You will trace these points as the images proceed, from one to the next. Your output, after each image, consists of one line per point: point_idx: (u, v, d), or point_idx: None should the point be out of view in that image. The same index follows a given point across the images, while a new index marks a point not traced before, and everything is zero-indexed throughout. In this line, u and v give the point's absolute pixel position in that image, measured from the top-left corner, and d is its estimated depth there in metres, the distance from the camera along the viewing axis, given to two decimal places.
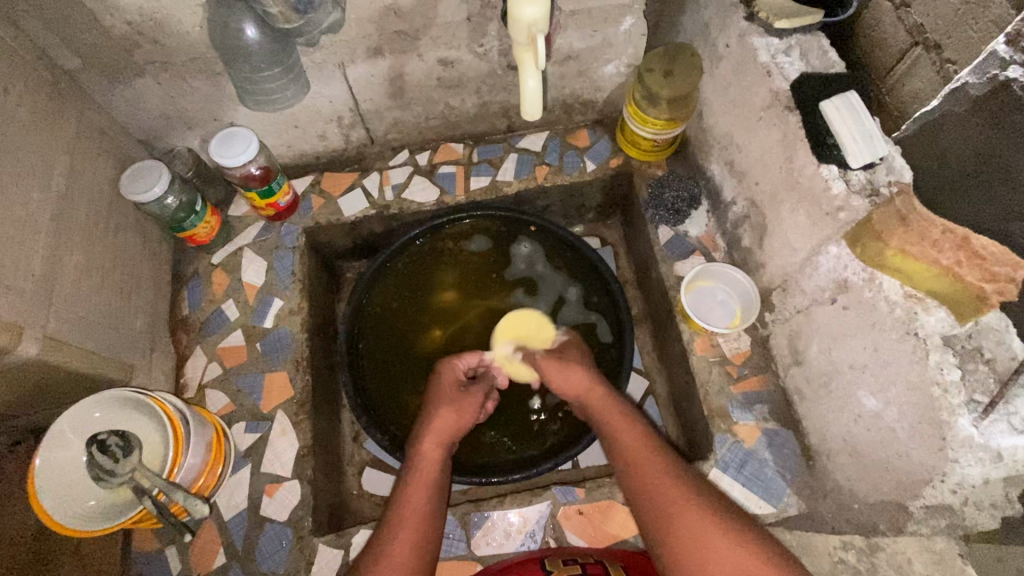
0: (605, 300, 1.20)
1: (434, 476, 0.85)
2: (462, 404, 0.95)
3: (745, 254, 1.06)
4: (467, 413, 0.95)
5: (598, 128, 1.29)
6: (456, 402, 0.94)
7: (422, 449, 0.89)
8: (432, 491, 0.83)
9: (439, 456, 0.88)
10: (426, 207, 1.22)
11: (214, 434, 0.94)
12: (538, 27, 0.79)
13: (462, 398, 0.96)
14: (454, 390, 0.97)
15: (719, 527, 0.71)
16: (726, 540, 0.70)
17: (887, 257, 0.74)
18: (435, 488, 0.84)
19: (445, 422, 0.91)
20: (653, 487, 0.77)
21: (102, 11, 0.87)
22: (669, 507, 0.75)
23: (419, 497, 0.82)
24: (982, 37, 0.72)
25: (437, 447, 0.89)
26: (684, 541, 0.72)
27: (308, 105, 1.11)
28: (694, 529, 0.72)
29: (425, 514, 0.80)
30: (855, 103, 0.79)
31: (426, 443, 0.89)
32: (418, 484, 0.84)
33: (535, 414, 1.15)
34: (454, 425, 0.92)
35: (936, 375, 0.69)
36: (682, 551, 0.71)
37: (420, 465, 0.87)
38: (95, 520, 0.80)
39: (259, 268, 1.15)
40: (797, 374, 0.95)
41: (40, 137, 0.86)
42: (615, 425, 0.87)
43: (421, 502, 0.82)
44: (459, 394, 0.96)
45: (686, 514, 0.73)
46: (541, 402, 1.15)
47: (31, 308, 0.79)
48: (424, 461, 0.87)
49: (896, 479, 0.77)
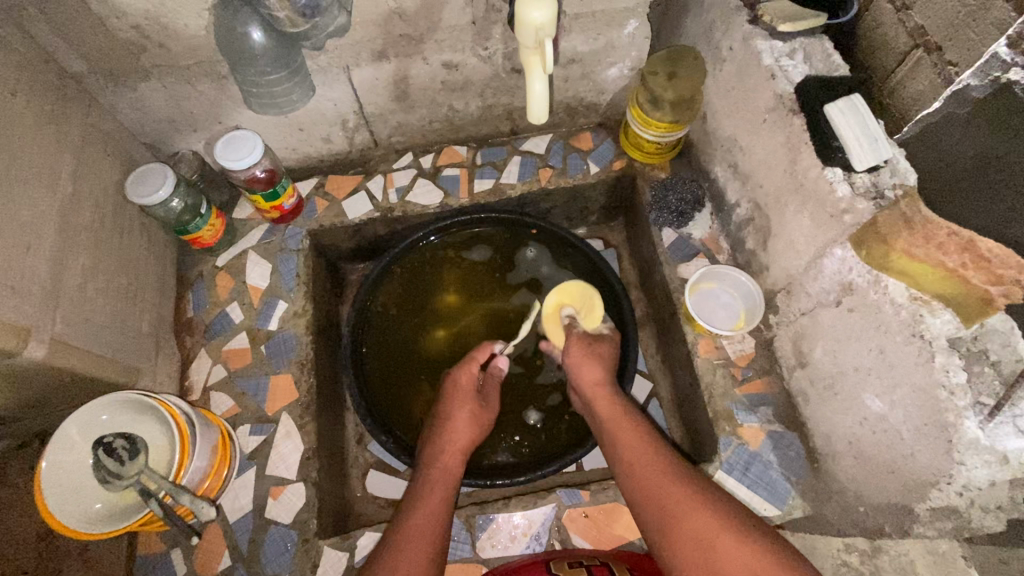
0: (606, 292, 1.20)
1: (447, 483, 0.87)
2: (475, 413, 0.97)
3: (749, 256, 1.06)
4: (481, 424, 0.97)
5: (601, 131, 1.29)
6: (470, 410, 0.97)
7: (435, 457, 0.90)
8: (445, 501, 0.84)
9: (453, 465, 0.90)
10: (430, 209, 1.22)
11: (220, 436, 0.95)
12: (545, 31, 0.79)
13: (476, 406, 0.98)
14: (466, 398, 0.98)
15: (727, 524, 0.71)
16: (735, 539, 0.70)
17: (892, 260, 0.74)
18: (448, 495, 0.85)
19: (459, 431, 0.94)
20: (661, 488, 0.77)
21: (108, 15, 0.88)
22: (677, 505, 0.75)
23: (433, 501, 0.83)
24: (982, 40, 0.69)
25: (453, 458, 0.91)
26: (690, 539, 0.72)
27: (313, 108, 1.12)
28: (702, 527, 0.72)
29: (438, 518, 0.81)
30: (860, 104, 0.78)
31: (441, 451, 0.91)
32: (431, 490, 0.85)
33: (535, 426, 1.14)
34: (468, 435, 0.94)
35: (941, 378, 0.70)
36: (689, 549, 0.71)
37: (433, 472, 0.88)
38: (101, 523, 0.80)
39: (263, 271, 1.15)
40: (801, 376, 0.96)
41: (47, 140, 0.87)
42: (626, 430, 0.87)
43: (434, 505, 0.82)
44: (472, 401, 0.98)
45: (695, 513, 0.73)
46: (537, 416, 1.15)
47: (38, 311, 0.79)
48: (438, 468, 0.89)
49: (903, 481, 0.77)
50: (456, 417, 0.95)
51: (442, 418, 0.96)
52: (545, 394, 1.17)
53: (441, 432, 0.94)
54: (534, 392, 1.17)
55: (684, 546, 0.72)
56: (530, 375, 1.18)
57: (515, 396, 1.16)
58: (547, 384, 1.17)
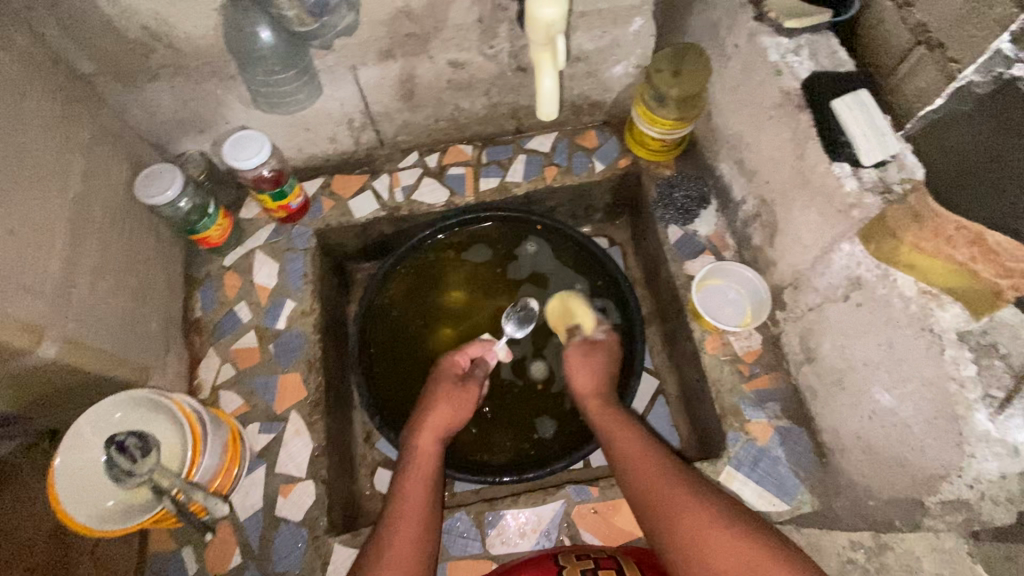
0: (610, 284, 1.20)
1: (429, 471, 0.86)
2: (460, 399, 0.96)
3: (756, 252, 1.06)
4: (465, 409, 0.96)
5: (606, 128, 1.30)
6: (453, 394, 0.96)
7: (413, 442, 0.89)
8: (429, 487, 0.84)
9: (433, 450, 0.89)
10: (436, 207, 1.23)
11: (231, 434, 0.95)
12: (555, 27, 0.79)
13: (460, 392, 0.97)
14: (451, 384, 0.97)
15: (719, 520, 0.71)
16: (731, 535, 0.70)
17: (901, 253, 0.74)
18: (431, 482, 0.85)
19: (440, 417, 0.92)
20: (660, 487, 0.77)
21: (117, 15, 0.88)
22: (670, 504, 0.75)
23: (415, 491, 0.83)
24: (985, 37, 0.69)
25: (432, 440, 0.90)
26: (688, 538, 0.71)
27: (320, 107, 1.12)
28: (694, 524, 0.72)
29: (424, 507, 0.81)
30: (867, 101, 0.80)
31: (420, 436, 0.90)
32: (413, 480, 0.84)
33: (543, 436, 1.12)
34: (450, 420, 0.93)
35: (952, 370, 0.70)
36: (682, 549, 0.71)
37: (415, 460, 0.87)
38: (115, 519, 0.80)
39: (271, 270, 1.15)
40: (809, 371, 0.96)
41: (57, 139, 0.87)
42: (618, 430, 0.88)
43: (417, 492, 0.83)
44: (455, 387, 0.97)
45: (690, 515, 0.73)
46: (555, 431, 1.13)
47: (49, 309, 0.80)
48: (418, 454, 0.88)
49: (911, 475, 0.77)
50: (438, 404, 0.94)
51: (423, 403, 0.95)
52: (553, 404, 1.15)
53: (421, 418, 0.92)
54: (535, 393, 1.17)
55: (678, 542, 0.72)
56: (531, 382, 1.18)
57: (525, 398, 1.16)
58: (539, 381, 1.17)
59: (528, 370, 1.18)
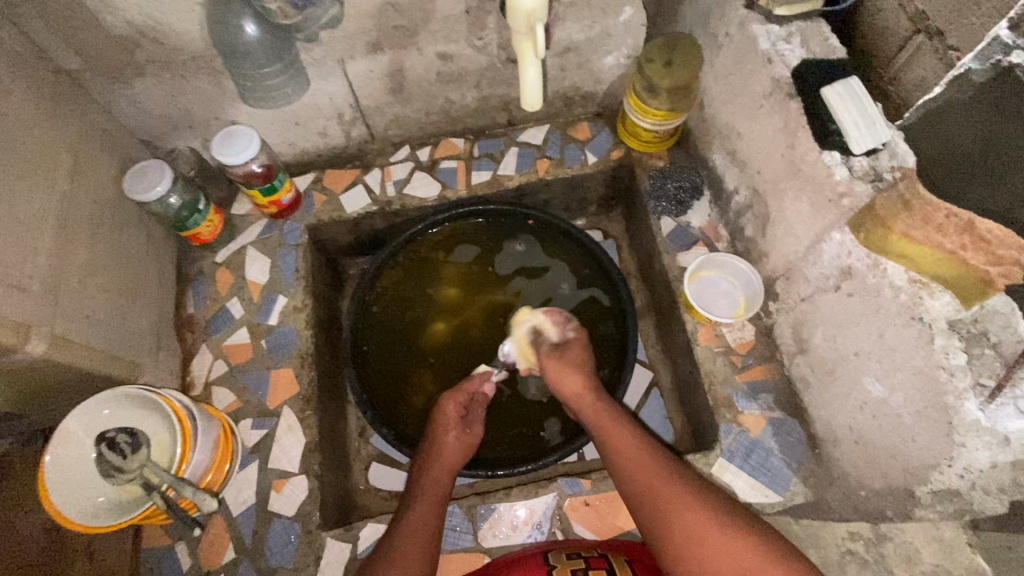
0: (597, 270, 1.21)
1: (433, 504, 0.86)
2: (460, 438, 0.95)
3: (749, 243, 1.06)
4: (465, 449, 0.95)
5: (598, 120, 1.29)
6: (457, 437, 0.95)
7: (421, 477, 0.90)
8: (436, 520, 0.84)
9: (438, 484, 0.89)
10: (427, 202, 1.22)
11: (222, 429, 0.95)
12: (536, 16, 0.78)
13: (463, 433, 0.96)
14: (450, 421, 0.96)
15: (716, 521, 0.71)
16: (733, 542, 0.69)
17: (891, 242, 0.73)
18: (436, 513, 0.85)
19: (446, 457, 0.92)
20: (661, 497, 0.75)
21: (103, 11, 0.88)
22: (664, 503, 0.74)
23: (422, 526, 0.82)
24: (985, 23, 0.67)
25: (436, 475, 0.90)
26: (689, 546, 0.71)
27: (309, 101, 1.12)
28: (696, 535, 0.71)
29: (427, 539, 0.81)
30: (856, 88, 0.78)
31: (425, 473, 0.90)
32: (418, 513, 0.84)
33: (546, 433, 1.13)
34: (453, 457, 0.93)
35: (941, 359, 0.69)
36: (688, 559, 0.70)
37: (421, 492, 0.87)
38: (106, 515, 0.81)
39: (263, 266, 1.15)
40: (802, 362, 0.95)
41: (43, 137, 0.87)
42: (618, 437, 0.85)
43: (425, 522, 0.83)
44: (461, 431, 0.96)
45: (685, 516, 0.72)
46: (557, 430, 1.13)
47: (38, 306, 0.79)
48: (425, 487, 0.88)
49: (903, 466, 0.77)
50: (445, 441, 0.94)
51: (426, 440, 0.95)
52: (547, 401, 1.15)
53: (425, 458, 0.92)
54: (536, 405, 1.15)
55: (682, 554, 0.71)
56: (526, 398, 1.15)
57: (519, 405, 1.15)
58: (541, 396, 1.15)
59: (521, 386, 1.15)
